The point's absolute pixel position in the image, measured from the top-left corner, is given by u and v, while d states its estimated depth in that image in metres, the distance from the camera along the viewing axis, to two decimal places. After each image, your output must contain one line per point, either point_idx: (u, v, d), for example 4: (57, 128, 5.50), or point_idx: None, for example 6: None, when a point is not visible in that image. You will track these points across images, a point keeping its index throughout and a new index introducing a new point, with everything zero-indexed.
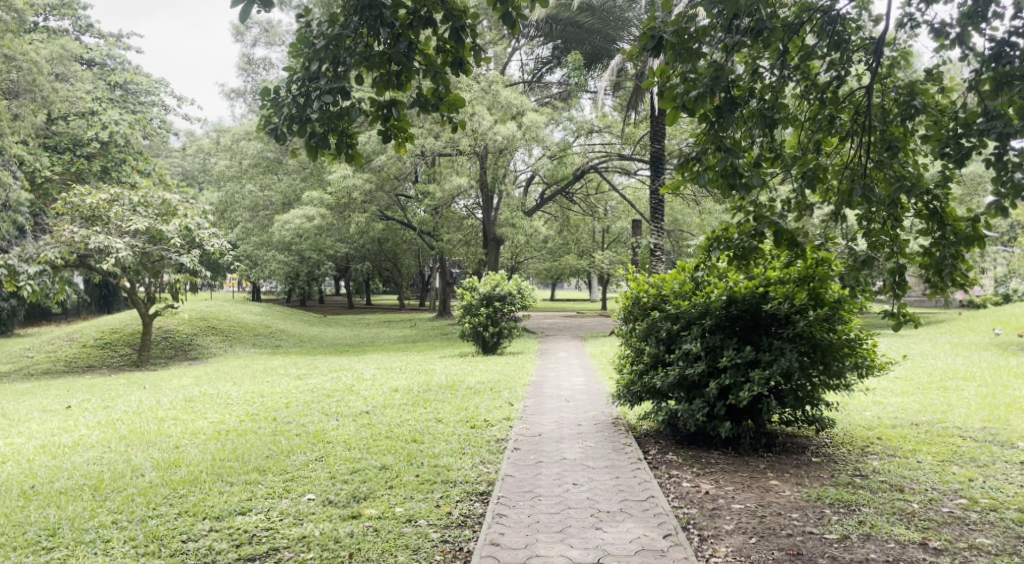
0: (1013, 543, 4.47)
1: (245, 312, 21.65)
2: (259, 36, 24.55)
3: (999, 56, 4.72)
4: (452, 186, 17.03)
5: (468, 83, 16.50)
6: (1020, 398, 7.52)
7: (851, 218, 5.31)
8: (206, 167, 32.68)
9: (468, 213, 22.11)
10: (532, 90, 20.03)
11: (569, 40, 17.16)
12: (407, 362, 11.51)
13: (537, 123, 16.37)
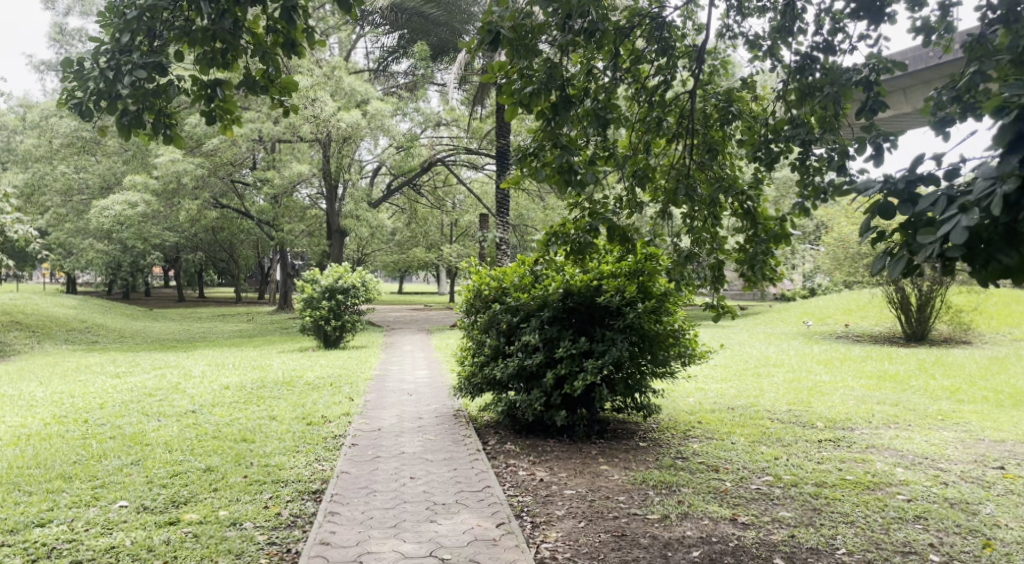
0: (809, 515, 4.90)
1: (55, 306, 19.58)
2: (73, 4, 22.52)
3: (803, 68, 5.13)
4: (293, 173, 16.76)
5: (308, 68, 16.14)
6: (820, 383, 8.31)
7: (676, 216, 5.65)
8: (10, 147, 29.46)
9: (311, 202, 21.51)
10: (377, 79, 19.84)
11: (415, 31, 16.94)
12: (242, 358, 10.98)
13: (382, 112, 16.23)
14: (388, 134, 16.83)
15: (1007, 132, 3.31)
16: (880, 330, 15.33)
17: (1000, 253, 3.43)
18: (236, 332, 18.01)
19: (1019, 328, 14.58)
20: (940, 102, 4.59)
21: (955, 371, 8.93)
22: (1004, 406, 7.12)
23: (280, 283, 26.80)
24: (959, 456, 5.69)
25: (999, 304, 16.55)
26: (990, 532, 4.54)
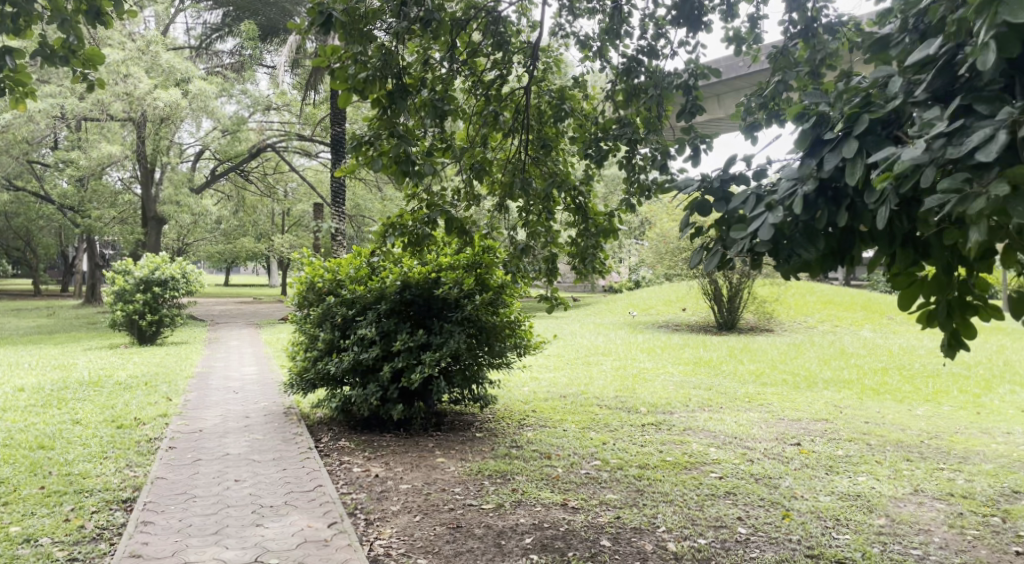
0: (633, 495, 5.18)
1: None
2: None
3: (629, 70, 5.39)
4: (104, 154, 15.41)
5: (120, 40, 14.88)
6: (644, 369, 8.86)
7: (512, 210, 5.75)
8: None
9: (124, 187, 19.81)
10: (200, 57, 18.67)
11: (241, 8, 16.26)
12: (39, 358, 9.88)
13: (206, 93, 15.33)
14: (212, 116, 15.91)
15: (807, 136, 3.71)
16: (696, 319, 16.60)
17: (800, 247, 3.78)
18: (32, 329, 16.26)
19: (812, 316, 16.37)
20: (751, 106, 4.98)
21: (760, 356, 9.86)
22: (799, 387, 7.94)
23: (87, 272, 24.62)
24: (762, 434, 6.27)
25: (795, 295, 18.47)
26: (787, 504, 5.02)
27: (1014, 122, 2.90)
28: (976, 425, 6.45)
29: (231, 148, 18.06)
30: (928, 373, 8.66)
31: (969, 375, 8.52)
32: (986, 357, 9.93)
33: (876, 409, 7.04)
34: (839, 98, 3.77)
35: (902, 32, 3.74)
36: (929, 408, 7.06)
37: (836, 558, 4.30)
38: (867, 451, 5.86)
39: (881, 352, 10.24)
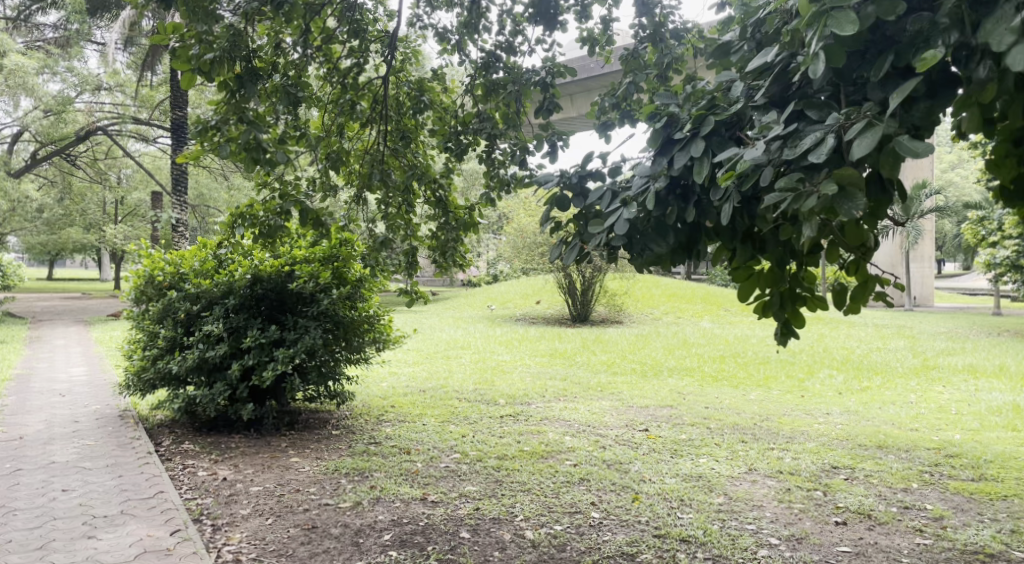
0: (492, 487, 5.24)
1: None
2: None
3: (488, 65, 5.45)
4: None
5: None
6: (502, 361, 9.02)
7: (371, 202, 5.63)
8: None
9: None
10: (16, 29, 16.87)
11: None
12: None
13: (24, 68, 13.86)
14: (32, 94, 14.42)
15: (659, 135, 3.92)
16: (551, 312, 17.13)
17: (652, 241, 3.98)
18: None
19: (657, 308, 17.38)
20: (604, 106, 5.10)
21: (610, 347, 10.33)
22: (647, 376, 8.40)
23: None
24: (613, 422, 6.56)
25: (643, 288, 19.49)
26: (637, 487, 5.29)
27: (840, 128, 3.21)
28: (800, 407, 7.12)
29: (53, 130, 16.38)
30: (758, 360, 9.45)
31: (794, 361, 9.38)
32: (807, 344, 10.98)
33: (715, 394, 7.59)
34: (686, 100, 4.04)
35: (742, 40, 3.99)
36: (760, 392, 7.71)
37: (681, 537, 4.58)
38: (708, 434, 6.29)
39: (718, 341, 11.05)
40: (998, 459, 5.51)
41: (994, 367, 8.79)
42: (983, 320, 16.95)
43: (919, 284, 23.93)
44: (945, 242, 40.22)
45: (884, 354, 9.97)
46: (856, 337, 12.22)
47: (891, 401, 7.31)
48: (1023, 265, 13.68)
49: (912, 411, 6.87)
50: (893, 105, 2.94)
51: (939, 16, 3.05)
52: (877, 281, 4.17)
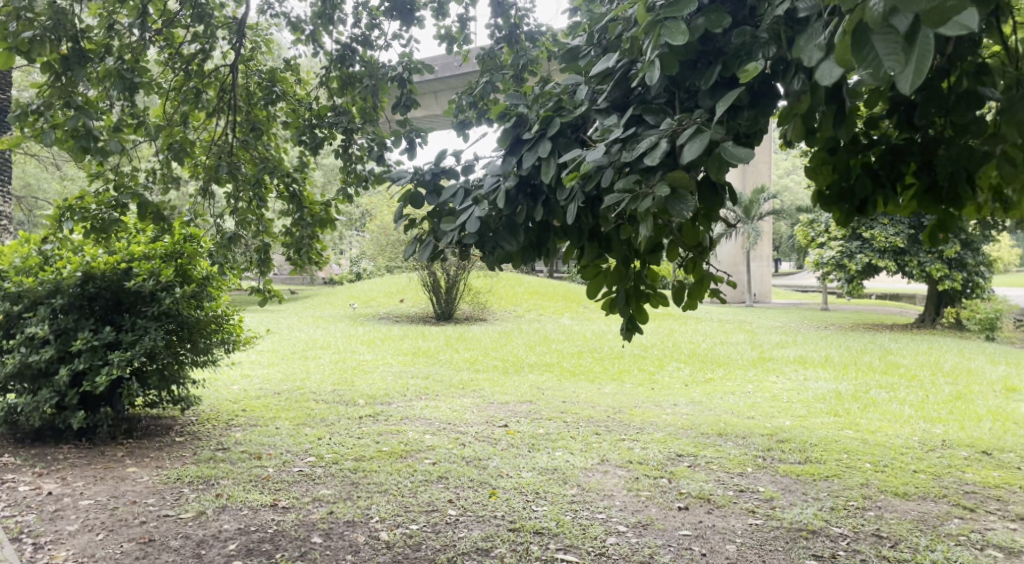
0: (348, 489, 5.13)
1: None
2: None
3: (343, 58, 5.29)
4: None
5: None
6: (362, 361, 8.86)
7: (218, 195, 5.36)
8: None
9: None
10: None
11: None
12: None
13: None
14: None
15: (508, 135, 3.95)
16: (416, 311, 17.04)
17: (503, 240, 4.00)
18: None
19: (520, 305, 17.72)
20: (461, 104, 5.10)
21: (473, 344, 10.42)
22: (508, 372, 8.54)
23: None
24: (474, 419, 6.61)
25: (506, 286, 19.86)
26: (494, 482, 5.35)
27: (673, 133, 3.39)
28: (650, 398, 7.48)
29: None
30: (614, 355, 9.84)
31: (646, 355, 9.85)
32: (658, 339, 11.56)
33: (572, 389, 7.82)
34: (535, 100, 4.08)
35: (590, 45, 4.11)
36: (614, 386, 8.02)
37: (534, 529, 4.67)
38: (564, 427, 6.47)
39: (577, 337, 11.42)
40: (820, 442, 6.02)
41: (820, 357, 9.63)
42: (813, 315, 18.56)
43: (759, 280, 25.67)
44: (782, 243, 43.77)
45: (727, 347, 10.68)
46: (703, 331, 13.01)
47: (731, 391, 7.82)
48: (845, 265, 15.01)
49: (749, 400, 7.40)
50: (719, 113, 3.14)
51: (759, 31, 3.28)
52: (710, 278, 4.46)
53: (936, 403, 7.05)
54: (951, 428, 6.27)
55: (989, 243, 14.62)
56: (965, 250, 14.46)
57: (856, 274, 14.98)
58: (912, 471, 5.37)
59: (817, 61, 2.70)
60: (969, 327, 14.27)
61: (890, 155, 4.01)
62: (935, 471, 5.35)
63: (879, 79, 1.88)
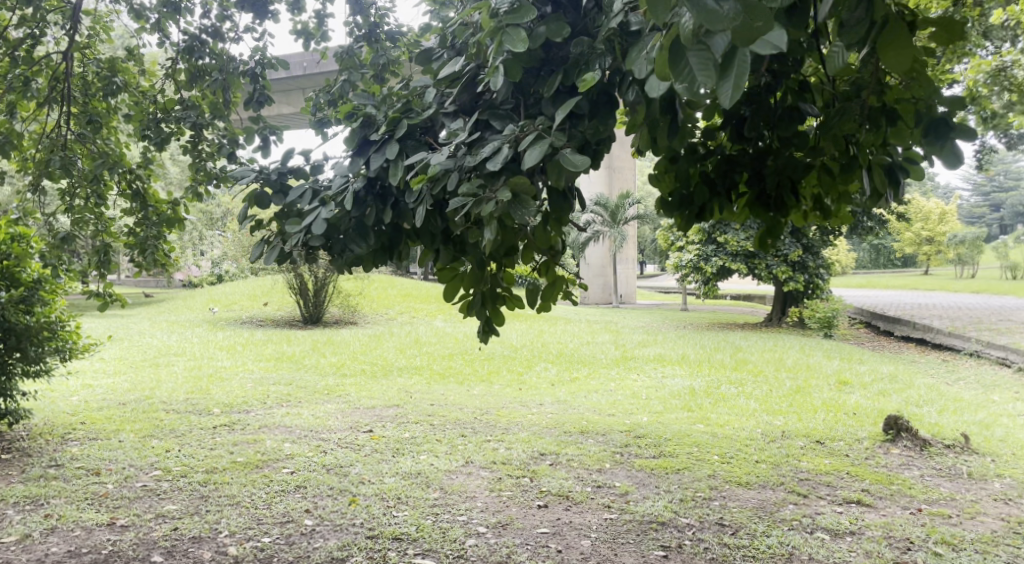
0: (196, 503, 4.88)
1: None
2: None
3: (191, 50, 4.98)
4: None
5: None
6: (220, 368, 8.47)
7: (51, 193, 5.00)
8: None
9: None
10: None
11: None
12: None
13: None
14: None
15: (355, 136, 3.88)
16: (283, 314, 16.49)
17: (353, 243, 3.90)
18: None
19: (392, 308, 17.52)
20: (318, 102, 4.98)
21: (341, 348, 10.22)
22: (376, 376, 8.43)
23: None
24: (337, 425, 6.47)
25: (377, 288, 19.70)
26: (354, 489, 5.24)
27: (516, 139, 3.43)
28: (517, 399, 7.58)
29: None
30: (484, 357, 9.91)
31: (516, 356, 9.99)
32: (528, 340, 11.75)
33: (441, 391, 7.81)
34: (383, 101, 4.05)
35: (443, 48, 4.07)
36: (484, 387, 8.09)
37: (393, 535, 4.61)
38: (430, 431, 6.45)
39: (448, 339, 11.44)
40: (674, 436, 6.31)
41: (678, 355, 10.09)
42: (676, 315, 19.46)
43: (624, 282, 26.27)
44: (644, 245, 45.81)
45: (593, 346, 11.00)
46: (572, 331, 13.35)
47: (595, 389, 8.07)
48: (702, 268, 15.74)
49: (611, 398, 7.65)
50: (556, 121, 3.20)
51: (595, 42, 3.37)
52: (563, 280, 4.55)
53: (778, 397, 7.56)
54: (790, 419, 6.75)
55: (827, 247, 15.89)
56: (807, 254, 15.63)
57: (711, 276, 15.82)
58: (754, 461, 5.72)
59: (643, 74, 2.84)
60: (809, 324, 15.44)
61: (725, 164, 4.33)
62: (774, 461, 5.72)
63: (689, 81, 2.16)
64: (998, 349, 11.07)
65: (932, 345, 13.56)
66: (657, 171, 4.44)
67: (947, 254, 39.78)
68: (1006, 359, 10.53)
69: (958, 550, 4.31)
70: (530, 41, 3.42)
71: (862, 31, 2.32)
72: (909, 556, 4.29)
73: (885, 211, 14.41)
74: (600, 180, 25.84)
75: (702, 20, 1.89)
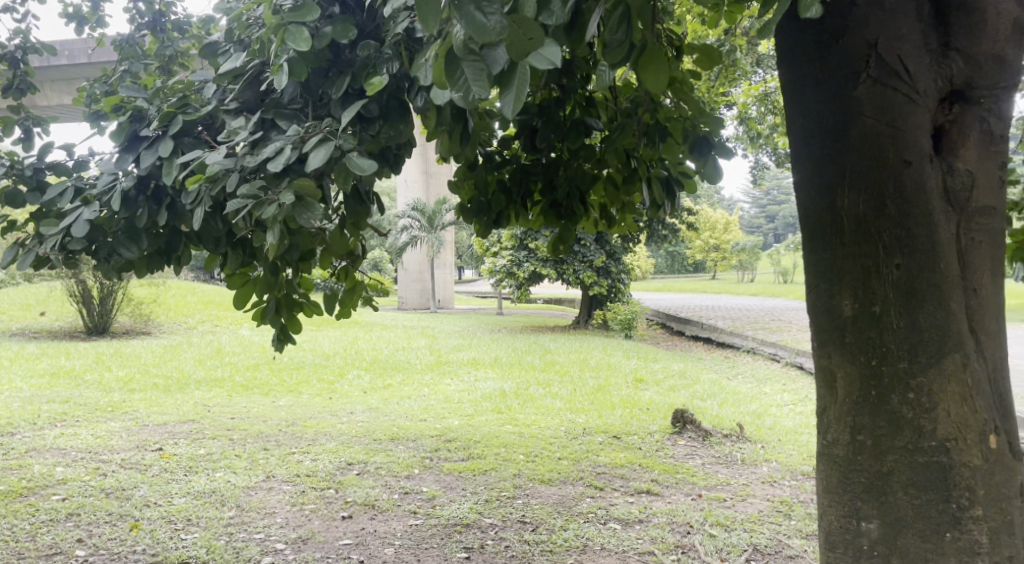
0: None
1: None
2: None
3: None
4: None
5: None
6: None
7: None
8: None
9: None
10: None
11: None
12: None
13: None
14: None
15: (124, 131, 3.58)
16: (62, 326, 14.96)
17: (123, 247, 3.60)
18: None
19: (193, 317, 16.46)
20: (93, 93, 4.54)
21: (131, 361, 9.47)
22: (170, 391, 7.92)
23: None
24: (121, 445, 6.02)
25: (177, 296, 18.39)
26: (137, 514, 4.83)
27: (301, 139, 3.11)
28: (327, 408, 7.44)
29: None
30: (293, 366, 9.62)
31: (327, 365, 9.74)
32: (341, 348, 11.49)
33: (243, 404, 7.51)
34: (158, 95, 3.81)
35: (229, 41, 3.80)
36: (290, 398, 7.88)
37: (180, 560, 4.27)
38: (228, 446, 6.16)
39: (254, 349, 10.97)
40: (483, 438, 6.44)
41: (490, 359, 10.31)
42: (491, 319, 19.86)
43: (442, 287, 26.62)
44: (462, 250, 46.62)
45: (407, 352, 10.96)
46: (387, 338, 13.27)
47: (407, 395, 8.05)
48: (515, 273, 16.25)
49: (422, 403, 7.68)
50: (343, 121, 2.90)
51: (383, 45, 3.11)
52: (363, 286, 4.52)
53: (582, 396, 7.95)
54: (591, 417, 7.13)
55: (627, 253, 17.02)
56: (609, 259, 16.63)
57: (523, 281, 16.36)
58: (556, 458, 5.96)
59: (427, 81, 2.57)
60: (612, 326, 16.52)
61: (520, 172, 4.51)
62: (575, 457, 6.01)
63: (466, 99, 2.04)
64: (770, 346, 12.41)
65: (717, 343, 14.93)
66: (457, 178, 4.61)
67: (733, 260, 44.22)
68: (775, 354, 11.82)
69: (730, 530, 4.66)
70: (314, 40, 3.11)
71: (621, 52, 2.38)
72: (689, 538, 4.58)
73: (677, 221, 15.73)
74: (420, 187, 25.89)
75: (473, 35, 1.83)
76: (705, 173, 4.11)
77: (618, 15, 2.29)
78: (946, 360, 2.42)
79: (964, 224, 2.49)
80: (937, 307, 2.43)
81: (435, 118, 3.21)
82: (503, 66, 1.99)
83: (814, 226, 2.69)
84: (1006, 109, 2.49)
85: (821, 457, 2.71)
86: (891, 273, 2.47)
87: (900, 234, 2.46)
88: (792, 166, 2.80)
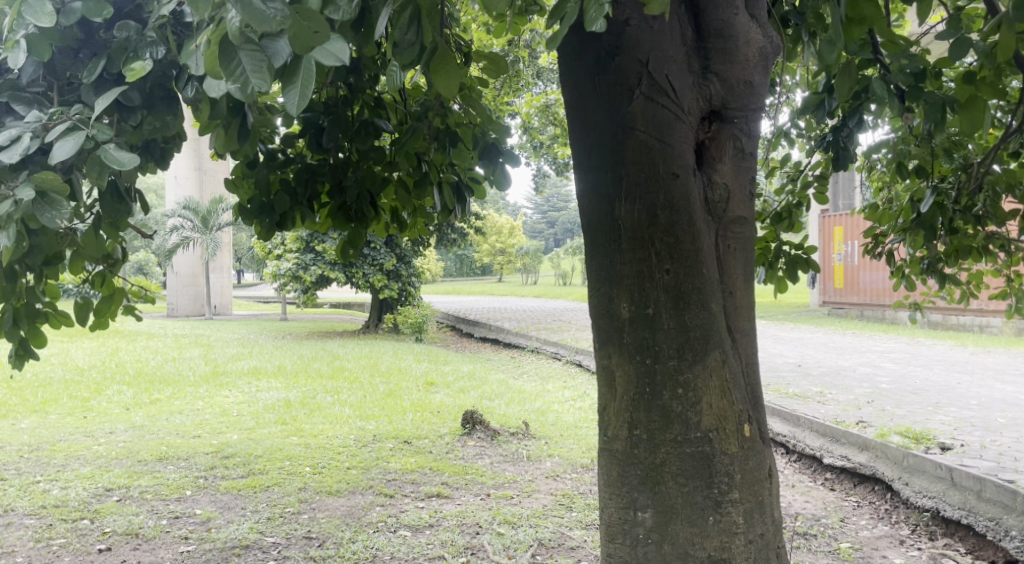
0: None
1: None
2: None
3: None
4: None
5: None
6: None
7: None
8: None
9: None
10: None
11: None
12: None
13: None
14: None
15: None
16: None
17: None
18: None
19: None
20: None
21: None
22: None
23: None
24: None
25: None
26: None
27: (42, 127, 2.62)
28: (80, 430, 6.57)
29: None
30: (36, 383, 8.36)
31: (80, 381, 8.60)
32: (98, 361, 10.19)
33: None
34: None
35: None
36: (34, 420, 6.84)
37: None
38: None
39: None
40: (265, 452, 6.07)
41: (273, 368, 9.76)
42: (272, 326, 18.80)
43: (219, 292, 24.79)
44: (241, 254, 43.74)
45: (178, 364, 10.01)
46: (155, 348, 12.05)
47: (179, 411, 7.36)
48: (301, 277, 15.56)
49: (196, 418, 7.06)
50: (97, 109, 2.42)
51: (144, 28, 2.72)
52: (123, 294, 3.98)
53: (371, 402, 7.79)
54: (382, 423, 7.03)
55: (417, 257, 17.04)
56: (400, 263, 16.55)
57: (310, 285, 15.73)
58: (345, 468, 5.78)
59: (198, 72, 2.17)
60: (402, 329, 16.43)
61: (305, 173, 4.27)
62: (364, 465, 5.87)
63: (248, 97, 1.85)
64: (552, 345, 13.10)
65: (503, 344, 15.44)
66: (235, 177, 4.28)
67: (516, 264, 46.09)
68: (557, 353, 12.51)
69: (516, 527, 4.82)
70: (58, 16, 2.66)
71: (414, 54, 2.29)
72: (478, 539, 4.65)
73: (465, 226, 16.09)
74: (191, 184, 23.86)
75: (250, 22, 1.68)
76: (493, 181, 4.15)
77: (407, 16, 2.25)
78: (708, 357, 2.68)
79: (721, 233, 2.78)
80: (700, 308, 2.68)
81: (208, 111, 2.89)
82: (286, 58, 1.83)
83: (596, 233, 2.86)
84: (754, 129, 2.81)
85: (603, 452, 2.88)
86: (662, 278, 2.69)
87: (669, 242, 2.68)
88: (574, 176, 2.95)
